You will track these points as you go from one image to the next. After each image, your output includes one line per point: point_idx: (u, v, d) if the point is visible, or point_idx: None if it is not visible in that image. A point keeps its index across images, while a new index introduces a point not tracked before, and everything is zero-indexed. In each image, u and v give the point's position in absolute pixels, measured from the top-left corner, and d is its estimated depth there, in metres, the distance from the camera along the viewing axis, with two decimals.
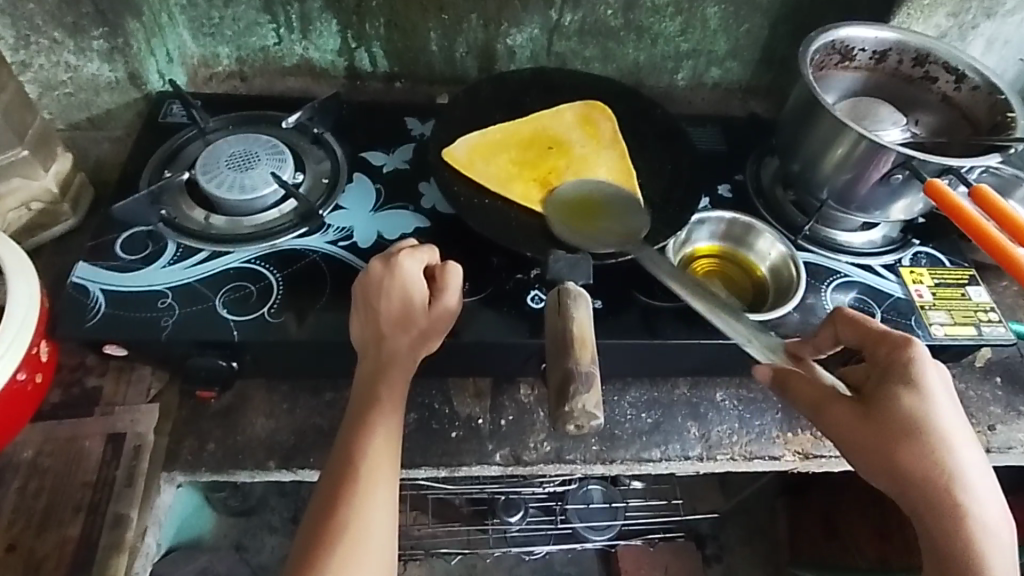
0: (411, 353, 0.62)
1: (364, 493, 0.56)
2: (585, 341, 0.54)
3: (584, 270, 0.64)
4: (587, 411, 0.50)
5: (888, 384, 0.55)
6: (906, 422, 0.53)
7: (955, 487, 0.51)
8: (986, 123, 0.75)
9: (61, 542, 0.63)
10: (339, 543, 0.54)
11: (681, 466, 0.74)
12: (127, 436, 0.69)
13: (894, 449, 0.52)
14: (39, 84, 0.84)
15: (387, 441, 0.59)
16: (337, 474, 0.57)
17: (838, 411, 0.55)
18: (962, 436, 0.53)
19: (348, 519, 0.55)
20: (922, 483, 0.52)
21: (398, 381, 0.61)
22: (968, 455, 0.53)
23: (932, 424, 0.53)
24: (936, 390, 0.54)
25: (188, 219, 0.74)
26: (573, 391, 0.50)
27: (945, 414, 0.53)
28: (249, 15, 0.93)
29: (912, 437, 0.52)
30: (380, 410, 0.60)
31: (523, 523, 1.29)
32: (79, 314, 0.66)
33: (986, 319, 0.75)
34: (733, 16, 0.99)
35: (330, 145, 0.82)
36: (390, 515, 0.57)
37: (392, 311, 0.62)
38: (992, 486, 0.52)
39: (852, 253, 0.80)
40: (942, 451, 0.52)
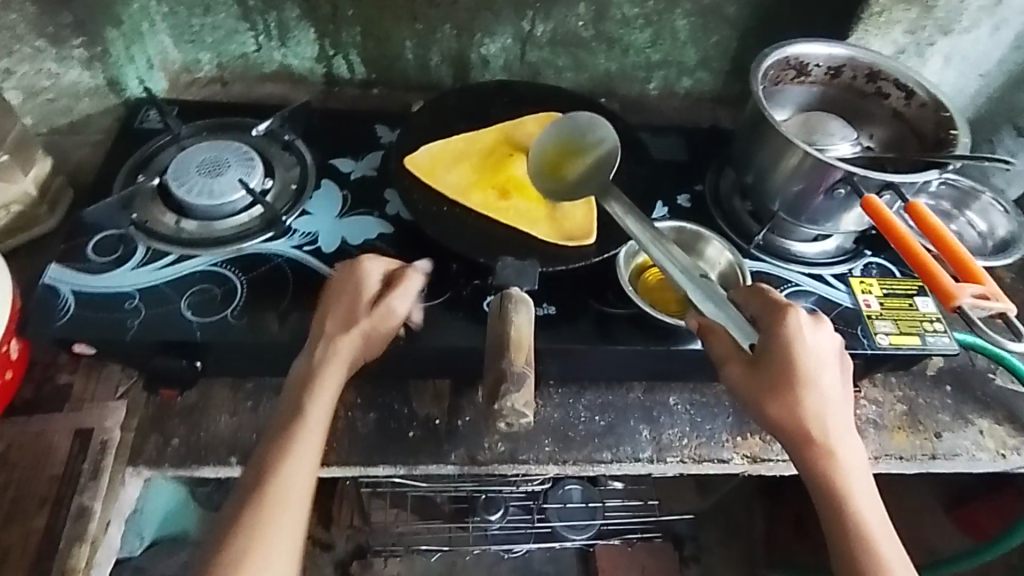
0: (349, 351, 0.64)
1: (281, 478, 0.59)
2: (521, 342, 0.59)
3: (530, 276, 0.68)
4: (516, 410, 0.56)
5: (765, 343, 0.60)
6: (777, 376, 0.58)
7: (826, 440, 0.58)
8: (932, 137, 0.78)
9: (26, 534, 0.66)
10: (248, 525, 0.56)
11: (631, 468, 0.76)
12: (94, 432, 0.71)
13: (772, 402, 0.58)
14: (23, 91, 0.85)
15: (314, 433, 0.61)
16: (263, 461, 0.60)
17: (734, 368, 0.60)
18: (832, 391, 0.59)
19: (259, 503, 0.57)
20: (796, 435, 0.58)
21: (333, 376, 0.63)
22: (839, 410, 0.59)
23: (802, 386, 0.58)
24: (814, 351, 0.59)
25: (158, 223, 0.76)
26: (504, 390, 0.56)
27: (822, 372, 0.59)
28: (228, 23, 0.96)
29: (795, 391, 0.58)
30: (309, 401, 0.62)
31: (503, 522, 1.33)
32: (48, 314, 0.69)
33: (932, 329, 0.77)
34: (702, 28, 1.00)
35: (300, 151, 0.85)
36: (301, 505, 0.59)
37: (341, 308, 0.66)
38: (843, 447, 0.58)
39: (803, 263, 0.82)
40: (811, 407, 0.58)
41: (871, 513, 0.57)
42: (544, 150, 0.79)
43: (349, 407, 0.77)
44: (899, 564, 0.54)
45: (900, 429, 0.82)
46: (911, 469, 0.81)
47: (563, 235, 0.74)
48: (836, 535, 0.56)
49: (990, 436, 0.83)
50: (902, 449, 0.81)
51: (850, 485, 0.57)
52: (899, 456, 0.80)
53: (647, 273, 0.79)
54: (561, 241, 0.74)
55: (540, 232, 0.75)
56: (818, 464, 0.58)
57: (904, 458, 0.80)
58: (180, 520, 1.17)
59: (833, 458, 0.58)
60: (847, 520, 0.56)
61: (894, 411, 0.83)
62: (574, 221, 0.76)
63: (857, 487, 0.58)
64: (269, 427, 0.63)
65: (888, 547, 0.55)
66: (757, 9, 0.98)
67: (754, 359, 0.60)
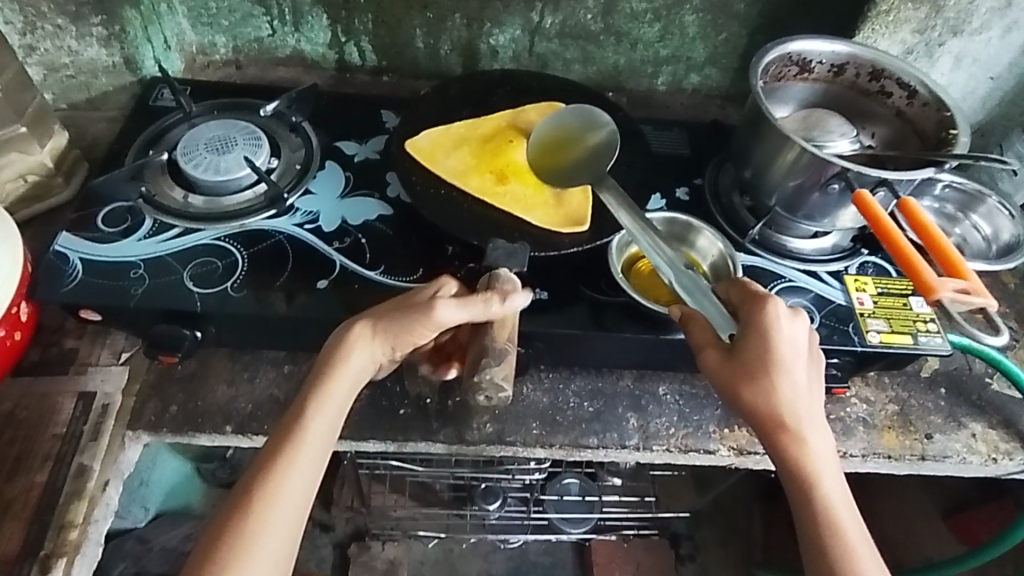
0: (376, 352, 0.64)
1: (284, 480, 0.58)
2: (506, 321, 0.66)
3: (520, 258, 0.68)
4: (494, 382, 0.68)
5: (744, 332, 0.61)
6: (753, 365, 0.60)
7: (796, 429, 0.60)
8: (933, 135, 0.78)
9: (28, 488, 0.70)
10: (244, 525, 0.56)
11: (617, 454, 0.78)
12: (96, 395, 0.74)
13: (747, 390, 0.59)
14: (44, 66, 0.90)
15: (320, 437, 0.61)
16: (265, 461, 0.59)
17: (712, 356, 0.61)
18: (805, 381, 0.61)
19: (256, 504, 0.57)
20: (768, 422, 0.60)
21: (348, 377, 0.63)
22: (809, 398, 0.61)
23: (777, 374, 0.59)
24: (788, 342, 0.60)
25: (166, 197, 0.79)
26: (485, 363, 0.67)
27: (797, 362, 0.60)
28: (244, 7, 0.98)
29: (769, 380, 0.59)
30: (315, 403, 0.62)
31: (501, 512, 1.30)
32: (57, 279, 0.71)
33: (925, 329, 0.77)
34: (712, 23, 0.99)
35: (306, 133, 0.87)
36: (298, 508, 0.59)
37: (398, 307, 0.65)
38: (811, 434, 0.60)
39: (798, 259, 0.82)
40: (785, 397, 0.59)
41: (837, 498, 0.59)
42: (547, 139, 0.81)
43: None
44: (864, 547, 0.57)
45: (890, 429, 0.82)
46: (899, 469, 0.81)
47: (559, 220, 0.76)
48: (804, 518, 0.59)
49: (982, 440, 0.82)
50: (891, 448, 0.80)
51: (818, 471, 0.59)
52: (887, 455, 0.80)
53: (639, 263, 0.80)
54: (555, 226, 0.75)
55: (536, 216, 0.76)
56: (788, 451, 0.60)
57: (892, 458, 0.80)
58: (183, 494, 1.19)
59: (803, 445, 0.60)
60: (815, 505, 0.58)
61: (884, 411, 0.83)
62: (569, 208, 0.77)
63: (825, 472, 0.60)
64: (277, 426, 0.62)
65: (854, 530, 0.58)
66: (769, 6, 0.96)
67: (731, 348, 0.61)
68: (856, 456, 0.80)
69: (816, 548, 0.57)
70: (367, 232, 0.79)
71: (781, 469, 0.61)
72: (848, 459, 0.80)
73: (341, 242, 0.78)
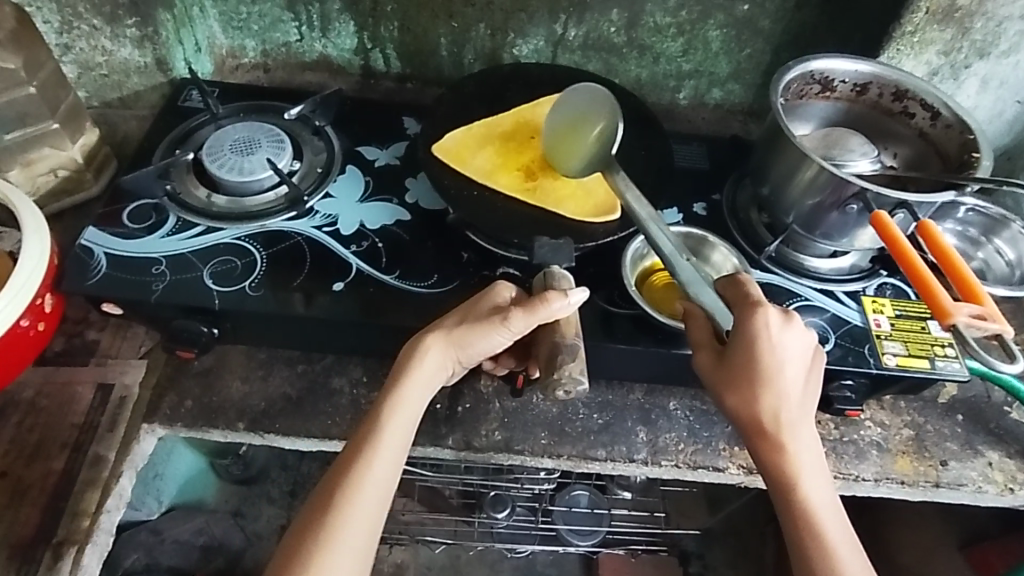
0: (448, 360, 0.64)
1: (366, 482, 0.59)
2: (570, 321, 0.63)
3: (565, 253, 0.70)
4: (573, 377, 0.59)
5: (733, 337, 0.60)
6: (739, 372, 0.60)
7: (780, 432, 0.60)
8: (956, 158, 0.77)
9: (45, 474, 0.71)
10: (330, 524, 0.57)
11: (625, 467, 0.77)
12: (115, 386, 0.76)
13: (733, 394, 0.60)
14: (78, 65, 0.93)
15: (397, 441, 0.61)
16: (345, 459, 0.60)
17: (705, 357, 0.62)
18: (793, 385, 0.60)
19: (341, 503, 0.58)
20: (750, 425, 0.61)
21: (422, 386, 0.63)
22: (796, 401, 0.61)
23: (762, 380, 0.59)
24: (778, 347, 0.59)
25: (191, 195, 0.80)
26: (561, 360, 0.59)
27: (785, 369, 0.60)
28: (274, 12, 1.00)
29: (755, 385, 0.60)
30: (394, 409, 0.62)
31: (509, 520, 1.29)
32: (82, 272, 0.73)
33: (943, 353, 0.76)
34: (736, 39, 0.98)
35: (329, 137, 0.88)
36: (378, 509, 0.59)
37: (468, 315, 0.64)
38: (795, 440, 0.61)
39: (816, 278, 0.82)
40: (769, 402, 0.60)
41: (820, 501, 0.60)
42: (561, 127, 0.80)
43: (353, 383, 0.78)
44: (846, 548, 0.58)
45: (904, 454, 0.81)
46: (912, 495, 0.79)
47: (586, 209, 0.77)
48: (785, 518, 0.60)
49: (999, 469, 0.81)
50: (904, 474, 0.79)
51: (800, 473, 0.60)
52: (900, 481, 0.79)
53: (653, 277, 0.79)
54: (584, 215, 0.76)
55: (566, 208, 0.77)
56: (770, 453, 0.61)
57: (906, 484, 0.79)
58: (198, 488, 1.21)
59: (786, 449, 0.60)
60: (795, 506, 0.60)
61: (899, 436, 0.82)
62: (597, 198, 0.78)
63: (808, 473, 0.61)
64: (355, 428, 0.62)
65: (835, 531, 0.59)
66: (794, 23, 0.96)
67: (722, 351, 0.61)
68: (869, 481, 0.78)
69: (795, 547, 0.59)
70: (384, 236, 0.80)
71: (763, 469, 0.62)
72: (861, 483, 0.78)
73: (359, 245, 0.79)
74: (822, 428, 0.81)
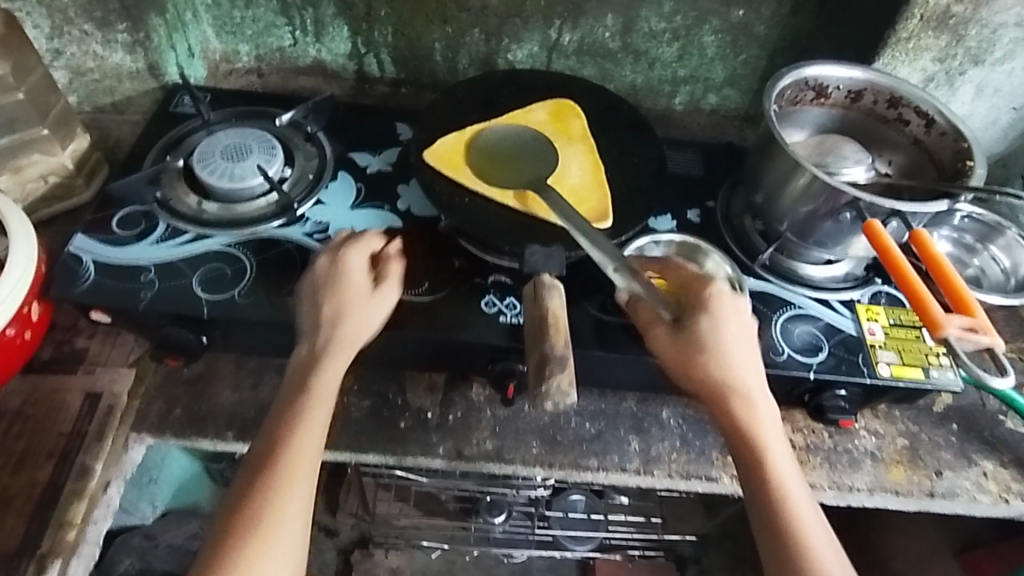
0: (348, 344, 0.66)
1: (288, 483, 0.60)
2: (560, 327, 0.61)
3: (558, 261, 0.71)
4: (561, 390, 0.57)
5: (688, 309, 0.67)
6: (698, 338, 0.64)
7: (740, 396, 0.64)
8: (950, 166, 0.77)
9: (31, 484, 0.71)
10: (260, 525, 0.58)
11: (617, 477, 0.77)
12: (104, 395, 0.76)
13: (697, 362, 0.64)
14: (70, 70, 0.92)
15: (315, 428, 0.63)
16: (259, 463, 0.61)
17: (660, 332, 0.66)
18: (748, 355, 0.66)
19: (269, 506, 0.58)
20: (712, 390, 0.64)
21: (323, 384, 0.64)
22: (751, 369, 0.65)
23: (719, 345, 0.64)
24: (729, 319, 0.66)
25: (181, 202, 0.80)
26: (549, 371, 0.58)
27: (733, 336, 0.65)
28: (268, 17, 0.99)
29: (714, 352, 0.64)
30: (309, 401, 0.64)
31: (506, 525, 1.30)
32: (70, 279, 0.73)
33: (937, 362, 0.76)
34: (731, 45, 0.98)
35: (321, 143, 0.88)
36: (304, 506, 0.60)
37: (339, 297, 0.68)
38: (756, 403, 0.64)
39: (810, 286, 0.81)
40: (729, 366, 0.64)
41: (782, 459, 0.63)
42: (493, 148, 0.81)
43: (345, 392, 0.79)
44: (805, 503, 0.61)
45: (898, 463, 0.80)
46: (907, 505, 0.78)
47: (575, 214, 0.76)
48: (752, 481, 0.62)
49: (994, 479, 0.80)
50: (898, 483, 0.78)
51: (765, 439, 0.63)
52: (894, 491, 0.78)
53: None
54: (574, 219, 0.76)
55: (558, 215, 0.76)
56: (738, 417, 0.63)
57: (900, 494, 0.78)
58: (193, 491, 1.20)
59: (748, 414, 0.63)
60: (761, 473, 0.61)
61: (893, 445, 0.81)
62: (590, 204, 0.77)
63: (772, 441, 0.63)
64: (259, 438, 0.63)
65: (797, 489, 0.61)
66: (788, 29, 0.95)
67: (678, 322, 0.66)
68: (862, 491, 0.78)
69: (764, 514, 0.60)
70: None
71: (727, 433, 0.64)
72: (854, 493, 0.78)
73: None
74: (815, 437, 0.81)
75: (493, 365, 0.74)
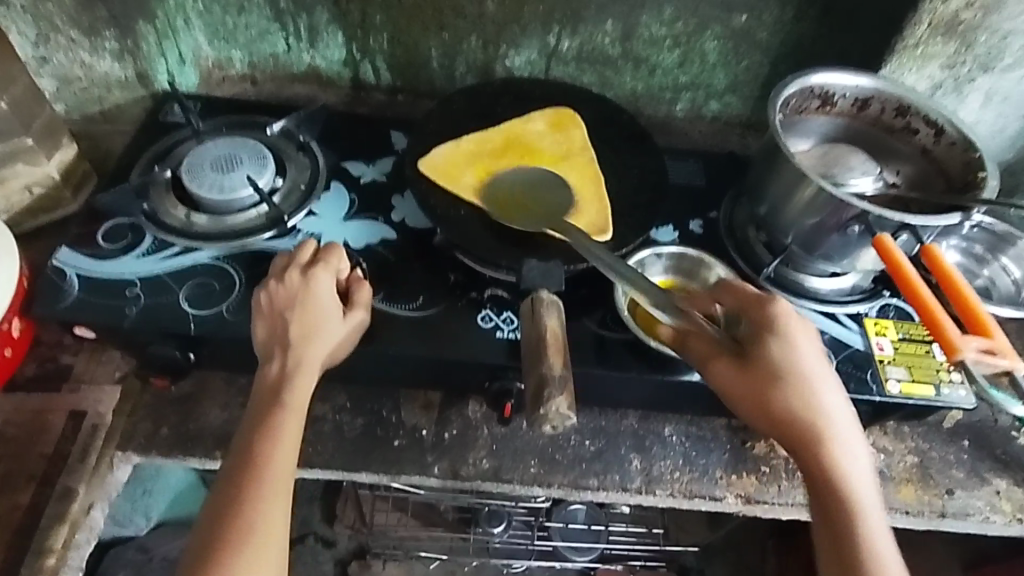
0: (317, 357, 0.64)
1: (272, 498, 0.58)
2: (558, 345, 0.59)
3: (556, 276, 0.69)
4: (560, 414, 0.55)
5: (757, 337, 0.61)
6: (768, 370, 0.59)
7: (825, 438, 0.58)
8: (960, 176, 0.75)
9: (11, 508, 0.70)
10: (247, 544, 0.55)
11: (618, 497, 0.74)
12: (88, 414, 0.74)
13: (771, 397, 0.59)
14: (57, 78, 0.90)
15: (291, 434, 0.61)
16: (239, 481, 0.58)
17: (721, 365, 0.60)
18: (831, 389, 0.60)
19: (255, 523, 0.56)
20: (788, 428, 0.59)
21: (299, 396, 0.62)
22: (837, 406, 0.60)
23: (796, 378, 0.59)
24: (804, 347, 0.60)
25: (169, 214, 0.78)
26: (547, 393, 0.55)
27: (811, 369, 0.60)
28: (261, 24, 0.97)
29: (791, 386, 0.59)
30: (286, 407, 0.62)
31: (506, 535, 1.27)
32: (53, 295, 0.70)
33: (948, 379, 0.73)
34: (733, 52, 0.96)
35: (314, 154, 0.85)
36: (286, 521, 0.58)
37: (305, 319, 0.65)
38: (839, 443, 0.58)
39: (816, 299, 0.79)
40: (810, 402, 0.59)
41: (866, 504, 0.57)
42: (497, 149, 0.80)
43: (337, 409, 0.77)
44: (889, 551, 0.55)
45: (907, 482, 0.78)
46: (917, 526, 0.76)
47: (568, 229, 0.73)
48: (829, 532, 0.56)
49: (1007, 498, 0.78)
50: (908, 503, 0.76)
51: (848, 484, 0.57)
52: (904, 511, 0.76)
53: None
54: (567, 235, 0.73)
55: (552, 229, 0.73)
56: (818, 460, 0.58)
57: (910, 514, 0.76)
58: (190, 502, 1.13)
59: (832, 458, 0.58)
60: (843, 524, 0.56)
61: (903, 463, 0.79)
62: (589, 218, 0.75)
63: (862, 490, 0.57)
64: (233, 450, 0.60)
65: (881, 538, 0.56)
66: (792, 35, 0.93)
67: (744, 352, 0.61)
68: None
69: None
70: (369, 257, 0.78)
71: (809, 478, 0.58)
72: None
73: None
74: None
75: (489, 383, 0.72)
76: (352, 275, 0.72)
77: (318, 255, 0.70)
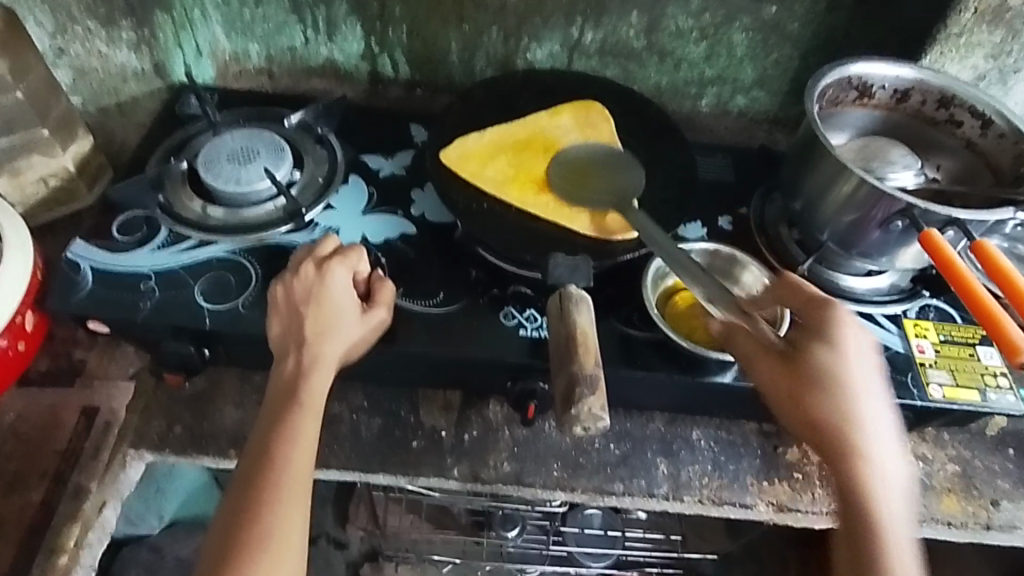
0: (331, 355, 0.62)
1: (289, 502, 0.55)
2: (590, 347, 0.56)
3: (584, 273, 0.66)
4: (593, 415, 0.52)
5: (805, 341, 0.59)
6: (811, 376, 0.57)
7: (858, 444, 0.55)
8: (1010, 171, 0.72)
9: (22, 506, 0.69)
10: (266, 551, 0.53)
11: (644, 503, 0.72)
12: (101, 411, 0.73)
13: (809, 403, 0.56)
14: (73, 70, 0.89)
15: (307, 440, 0.59)
16: (254, 488, 0.55)
17: (765, 367, 0.58)
18: (872, 391, 0.57)
19: (274, 532, 0.54)
20: (828, 433, 0.56)
21: (315, 397, 0.60)
22: (877, 404, 0.57)
23: (841, 382, 0.56)
24: (852, 350, 0.58)
25: (185, 208, 0.76)
26: (578, 395, 0.53)
27: (857, 377, 0.57)
28: (278, 16, 0.93)
29: (830, 390, 0.56)
30: (303, 410, 0.60)
31: (519, 540, 1.23)
32: (66, 289, 0.69)
33: (995, 384, 0.70)
34: (762, 44, 0.92)
35: (332, 146, 0.83)
36: (305, 527, 0.56)
37: (320, 313, 0.63)
38: (882, 452, 0.56)
39: (852, 299, 0.75)
40: (850, 408, 0.56)
41: (898, 522, 0.55)
42: (524, 140, 0.78)
43: (354, 409, 0.75)
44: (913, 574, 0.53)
45: (950, 493, 0.74)
46: (960, 539, 0.72)
47: (597, 226, 0.71)
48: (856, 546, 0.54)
49: None
50: (951, 515, 0.72)
51: (879, 496, 0.55)
52: (947, 523, 0.72)
53: (677, 296, 0.73)
54: (597, 232, 0.70)
55: (579, 225, 0.71)
56: (849, 464, 0.55)
57: (952, 526, 0.72)
58: (202, 502, 1.10)
59: (860, 468, 0.55)
60: (871, 542, 0.54)
61: (943, 473, 0.75)
62: (617, 211, 0.72)
63: (889, 503, 0.55)
64: (247, 455, 0.58)
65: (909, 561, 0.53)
66: (825, 27, 0.89)
67: (788, 354, 0.58)
68: None
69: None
70: (387, 252, 0.76)
71: (838, 485, 0.56)
72: None
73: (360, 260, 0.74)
74: None
75: (511, 384, 0.69)
76: (368, 267, 0.69)
77: (337, 249, 0.68)
